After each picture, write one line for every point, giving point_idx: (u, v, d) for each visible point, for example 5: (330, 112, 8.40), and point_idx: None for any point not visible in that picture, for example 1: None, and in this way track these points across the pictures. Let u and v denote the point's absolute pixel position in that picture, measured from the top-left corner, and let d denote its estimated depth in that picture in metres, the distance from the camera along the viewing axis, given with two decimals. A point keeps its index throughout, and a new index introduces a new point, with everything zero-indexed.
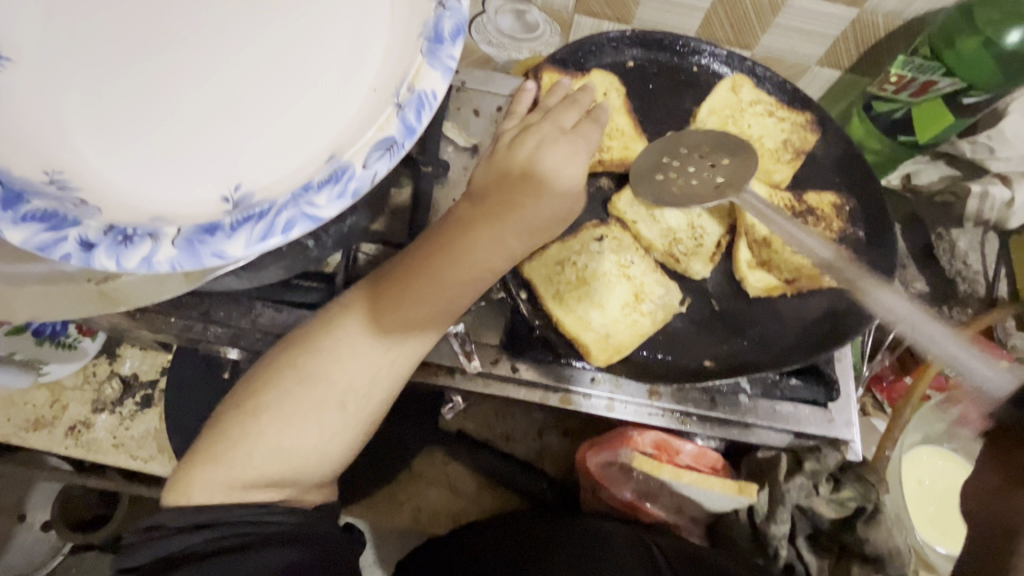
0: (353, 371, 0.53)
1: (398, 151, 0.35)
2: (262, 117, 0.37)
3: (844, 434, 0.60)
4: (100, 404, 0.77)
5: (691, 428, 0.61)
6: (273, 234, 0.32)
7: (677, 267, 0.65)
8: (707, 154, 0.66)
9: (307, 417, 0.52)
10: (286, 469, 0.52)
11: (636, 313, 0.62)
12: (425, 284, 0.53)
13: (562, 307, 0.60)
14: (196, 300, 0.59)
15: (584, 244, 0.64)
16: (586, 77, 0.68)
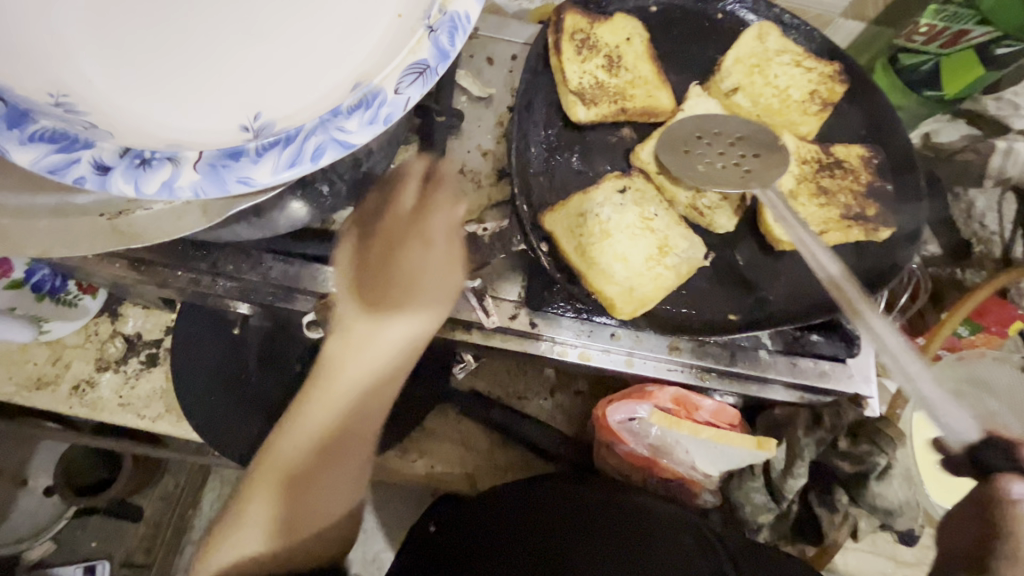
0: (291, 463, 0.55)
1: (431, 76, 0.34)
2: (278, 37, 0.34)
3: (865, 389, 0.59)
4: (103, 363, 0.75)
5: (710, 384, 0.61)
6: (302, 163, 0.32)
7: (702, 221, 0.64)
8: (742, 142, 0.64)
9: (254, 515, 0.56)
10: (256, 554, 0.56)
11: (660, 266, 0.61)
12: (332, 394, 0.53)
13: (585, 260, 0.59)
14: (205, 252, 0.58)
15: (608, 195, 0.63)
16: (611, 21, 0.67)
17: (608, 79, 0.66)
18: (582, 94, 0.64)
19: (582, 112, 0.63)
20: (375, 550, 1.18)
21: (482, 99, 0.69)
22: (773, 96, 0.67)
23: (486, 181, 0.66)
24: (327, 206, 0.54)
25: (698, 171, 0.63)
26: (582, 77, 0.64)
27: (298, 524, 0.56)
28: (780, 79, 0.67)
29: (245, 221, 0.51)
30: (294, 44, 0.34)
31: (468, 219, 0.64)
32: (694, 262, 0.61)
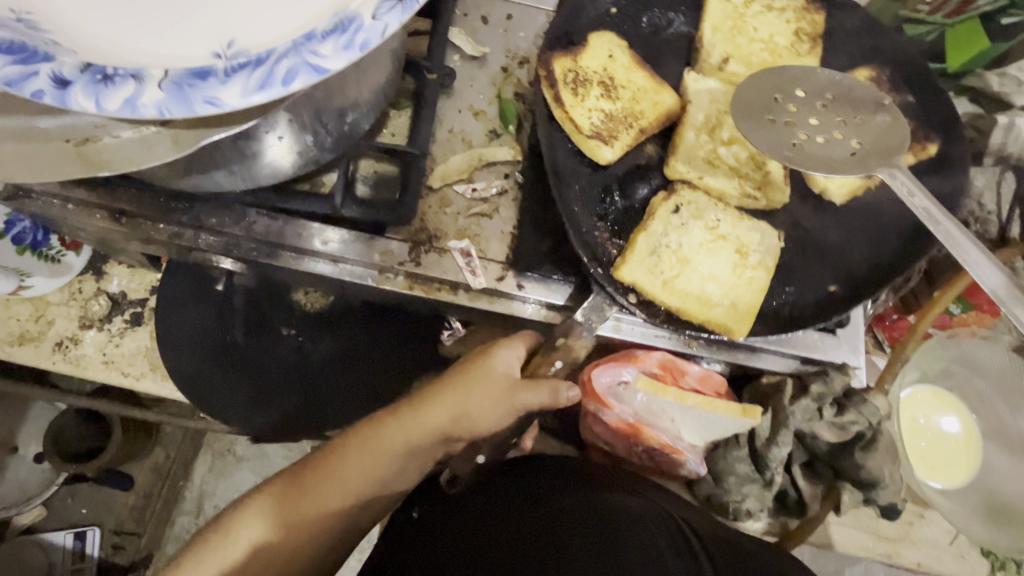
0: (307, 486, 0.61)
1: (410, 5, 0.31)
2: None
3: (851, 359, 0.59)
4: (87, 321, 0.74)
5: (697, 350, 0.61)
6: (273, 84, 0.28)
7: (761, 204, 0.61)
8: (831, 112, 0.59)
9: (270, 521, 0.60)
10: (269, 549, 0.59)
11: (749, 269, 0.58)
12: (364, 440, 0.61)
13: (680, 300, 0.57)
14: (188, 205, 0.57)
15: (665, 218, 0.59)
16: (589, 44, 0.64)
17: (617, 106, 0.62)
18: (599, 131, 0.59)
19: (614, 150, 0.59)
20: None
21: (475, 59, 0.67)
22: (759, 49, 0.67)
23: (477, 142, 0.65)
24: (309, 156, 0.53)
25: (799, 149, 0.57)
26: (591, 117, 0.60)
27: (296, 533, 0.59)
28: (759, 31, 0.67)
29: (225, 170, 0.49)
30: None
31: (457, 179, 0.62)
32: (769, 253, 0.59)
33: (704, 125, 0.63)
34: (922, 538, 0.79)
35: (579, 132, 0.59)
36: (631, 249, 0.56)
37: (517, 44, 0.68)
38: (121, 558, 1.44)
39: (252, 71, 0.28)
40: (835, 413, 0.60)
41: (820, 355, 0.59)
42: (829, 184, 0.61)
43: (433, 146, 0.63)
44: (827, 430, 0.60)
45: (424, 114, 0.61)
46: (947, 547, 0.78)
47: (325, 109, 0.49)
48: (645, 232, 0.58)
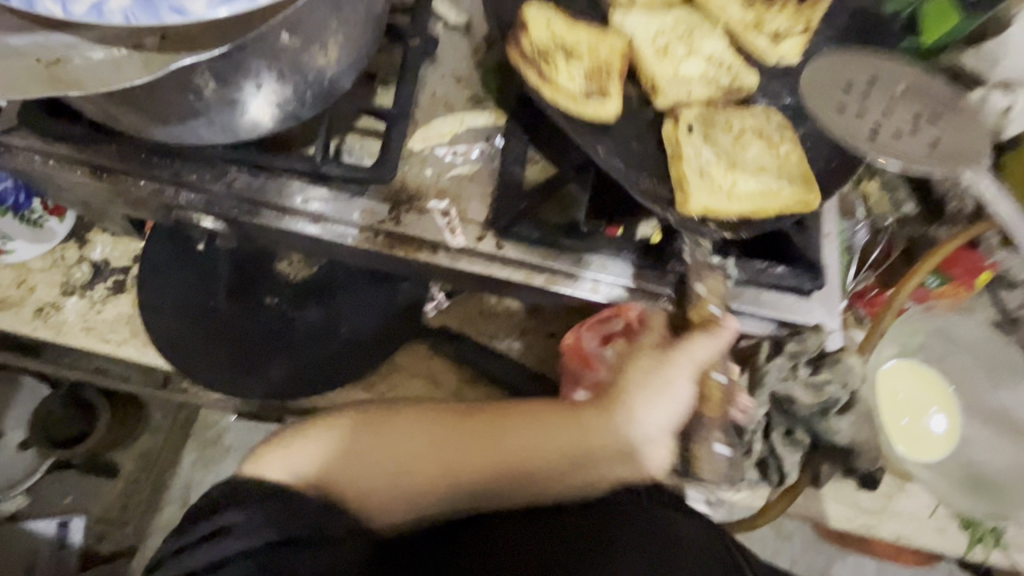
0: (409, 441, 0.58)
1: None
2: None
3: (825, 319, 0.60)
4: (69, 288, 0.74)
5: (675, 314, 0.61)
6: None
7: (740, 94, 0.64)
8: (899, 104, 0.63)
9: (363, 460, 0.57)
10: (341, 482, 0.56)
11: (780, 148, 0.60)
12: (516, 421, 0.58)
13: (742, 206, 0.57)
14: (169, 161, 0.57)
15: (675, 131, 0.59)
16: (526, 18, 0.60)
17: (586, 62, 0.61)
18: (591, 92, 0.59)
19: (614, 100, 0.59)
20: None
21: (458, 28, 0.68)
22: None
23: (459, 107, 0.65)
24: (291, 112, 0.54)
25: (891, 136, 0.60)
26: (575, 80, 0.59)
27: (363, 484, 0.57)
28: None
29: (205, 118, 0.50)
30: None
31: (438, 142, 0.63)
32: (787, 139, 0.61)
33: (661, 48, 0.63)
34: (901, 511, 0.79)
35: (581, 104, 0.58)
36: (683, 180, 0.56)
37: None
38: (105, 546, 1.43)
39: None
40: (810, 373, 0.61)
41: (797, 318, 0.60)
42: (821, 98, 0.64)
43: (416, 110, 0.64)
44: (803, 391, 0.61)
45: (406, 77, 0.62)
46: (927, 519, 0.78)
47: (305, 62, 0.50)
48: (682, 157, 0.57)
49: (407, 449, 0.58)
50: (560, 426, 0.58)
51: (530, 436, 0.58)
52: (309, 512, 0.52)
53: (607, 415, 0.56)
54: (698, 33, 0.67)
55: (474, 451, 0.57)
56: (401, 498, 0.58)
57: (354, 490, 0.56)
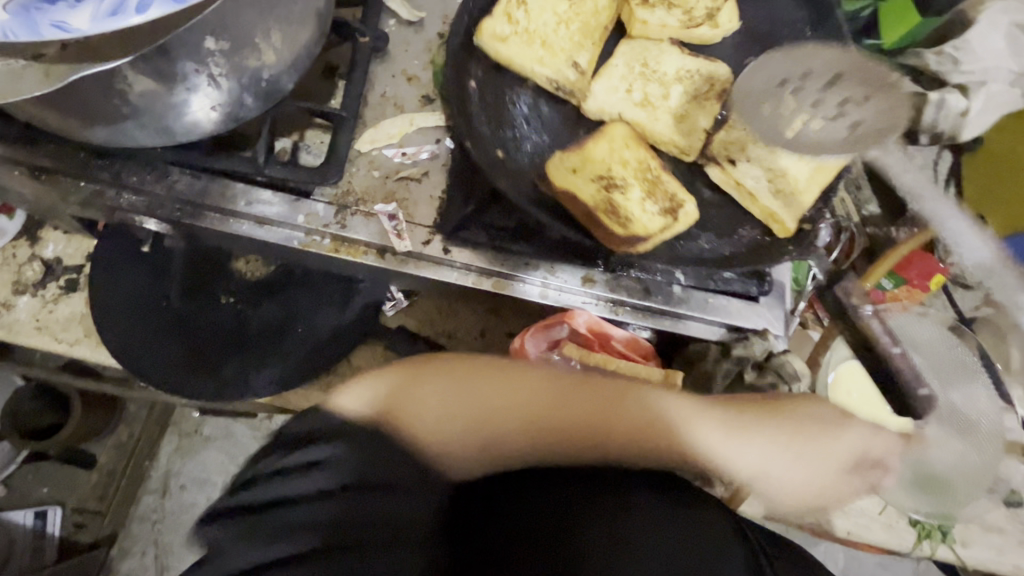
0: (519, 390, 0.54)
1: None
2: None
3: (773, 325, 0.60)
4: (20, 286, 0.73)
5: (624, 318, 0.61)
6: (125, 11, 0.28)
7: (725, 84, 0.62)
8: (832, 89, 0.60)
9: (461, 407, 0.53)
10: (469, 425, 0.53)
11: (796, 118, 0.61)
12: (608, 388, 0.55)
13: (820, 198, 0.58)
14: (108, 163, 0.57)
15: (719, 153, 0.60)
16: (552, 185, 0.57)
17: (638, 182, 0.59)
18: (667, 208, 0.57)
19: (687, 196, 0.57)
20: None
21: (411, 24, 0.67)
22: (597, 18, 0.63)
23: (410, 107, 0.64)
24: (232, 115, 0.52)
25: (794, 135, 0.61)
26: (648, 209, 0.57)
27: (489, 432, 0.53)
28: (585, 4, 0.63)
29: (135, 121, 0.48)
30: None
31: (387, 143, 0.62)
32: (801, 113, 0.61)
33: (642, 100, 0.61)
34: (852, 508, 0.81)
35: (670, 221, 0.56)
36: (772, 214, 0.57)
37: (456, 10, 0.68)
38: (83, 536, 1.40)
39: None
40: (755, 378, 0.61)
41: (743, 323, 0.60)
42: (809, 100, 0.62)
43: (365, 110, 0.63)
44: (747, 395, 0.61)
45: (354, 77, 0.61)
46: (877, 516, 0.80)
47: (239, 64, 0.48)
48: (754, 193, 0.58)
49: (493, 393, 0.54)
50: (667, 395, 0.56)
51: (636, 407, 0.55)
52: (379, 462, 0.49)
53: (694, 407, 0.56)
54: (652, 61, 0.63)
55: (583, 426, 0.55)
56: (472, 451, 0.53)
57: (444, 437, 0.52)
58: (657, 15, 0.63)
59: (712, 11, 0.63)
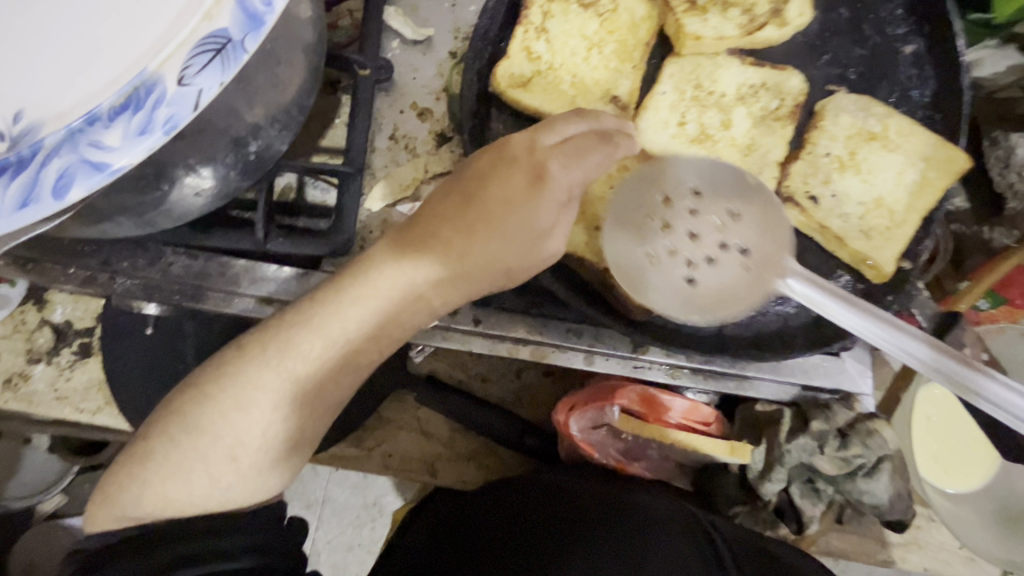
0: (248, 419, 0.42)
1: (235, 56, 0.23)
2: (65, 16, 0.25)
3: (858, 385, 0.52)
4: (35, 355, 0.70)
5: (681, 381, 0.53)
6: (40, 197, 0.21)
7: (798, 97, 0.50)
8: (706, 203, 0.47)
9: (190, 476, 0.43)
10: (187, 464, 0.43)
11: (885, 131, 0.50)
12: (430, 247, 0.42)
13: (919, 223, 0.50)
14: (95, 248, 0.51)
15: (795, 190, 0.51)
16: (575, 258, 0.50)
17: None
18: None
19: None
20: (375, 496, 1.08)
21: (418, 44, 0.57)
22: (634, 33, 0.51)
23: (423, 148, 0.56)
24: (221, 193, 0.45)
25: (727, 294, 0.45)
26: None
27: (285, 362, 0.42)
28: (618, 16, 0.51)
29: (116, 219, 0.42)
30: (82, 26, 0.25)
31: (399, 197, 0.54)
32: (891, 117, 0.50)
33: (698, 133, 0.51)
34: (929, 542, 0.73)
35: None
36: (865, 259, 0.48)
37: (469, 21, 0.57)
38: None
39: (11, 179, 0.21)
40: (838, 446, 0.53)
41: (824, 383, 0.52)
42: (842, 182, 0.51)
43: (372, 157, 0.55)
44: (827, 463, 0.53)
45: (355, 122, 0.51)
46: (956, 550, 0.73)
47: (214, 141, 0.40)
48: (843, 235, 0.49)
49: (443, 259, 0.42)
50: (459, 218, 0.42)
51: (458, 249, 0.42)
52: (193, 503, 0.44)
53: (472, 220, 0.41)
54: (709, 77, 0.51)
55: (512, 232, 0.42)
56: (184, 490, 0.43)
57: (178, 476, 0.43)
58: (712, 24, 0.49)
59: (778, 7, 0.49)
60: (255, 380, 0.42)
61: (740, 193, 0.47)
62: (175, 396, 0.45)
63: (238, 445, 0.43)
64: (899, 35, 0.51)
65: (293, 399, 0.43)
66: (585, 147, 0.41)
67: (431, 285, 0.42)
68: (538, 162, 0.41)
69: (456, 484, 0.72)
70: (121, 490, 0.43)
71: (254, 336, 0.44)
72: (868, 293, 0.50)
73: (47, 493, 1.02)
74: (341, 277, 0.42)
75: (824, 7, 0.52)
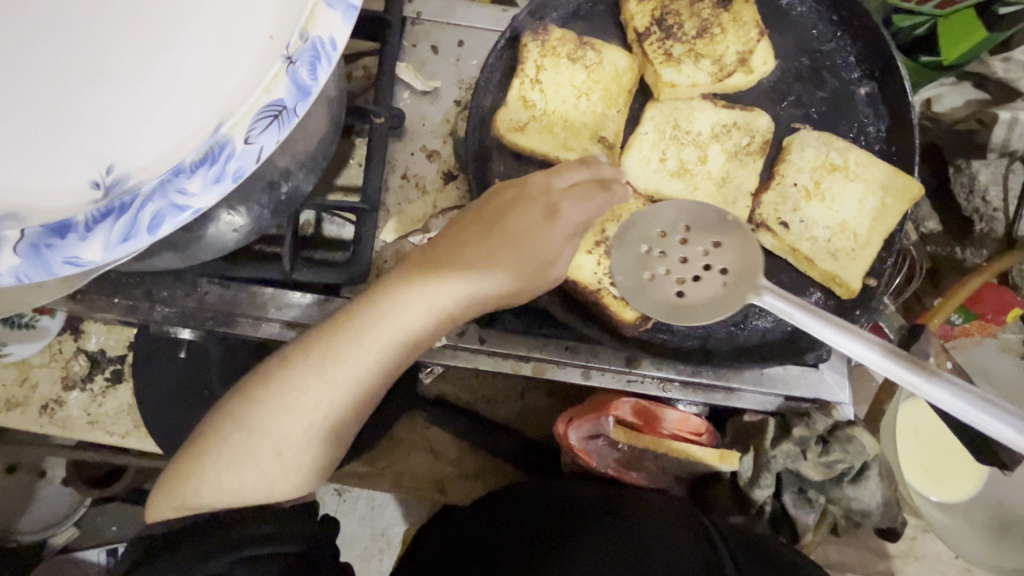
0: (296, 417, 0.46)
1: (289, 120, 0.29)
2: (134, 78, 0.30)
3: (837, 395, 0.56)
4: (70, 382, 0.75)
5: (672, 394, 0.57)
6: (137, 234, 0.28)
7: (765, 135, 0.56)
8: (695, 235, 0.53)
9: (244, 467, 0.46)
10: (242, 458, 0.46)
11: (845, 164, 0.56)
12: (451, 267, 0.47)
13: (882, 244, 0.56)
14: (138, 280, 0.56)
15: (767, 217, 0.56)
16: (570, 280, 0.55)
17: None
18: None
19: None
20: (382, 527, 1.10)
21: (427, 94, 0.64)
22: (618, 82, 0.58)
23: (432, 186, 0.62)
24: (254, 229, 0.51)
25: (708, 308, 0.49)
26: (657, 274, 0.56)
27: (320, 370, 0.46)
28: (603, 67, 0.57)
29: (163, 253, 0.47)
30: (151, 88, 0.30)
31: (411, 230, 0.60)
32: (851, 151, 0.56)
33: (677, 168, 0.57)
34: (926, 553, 0.75)
35: None
36: (834, 278, 0.54)
37: (471, 74, 0.65)
38: None
39: (115, 221, 0.28)
40: (820, 453, 0.56)
41: (803, 393, 0.56)
42: (808, 209, 0.57)
43: (386, 195, 0.61)
44: (812, 469, 0.57)
45: (371, 165, 0.58)
46: (952, 561, 0.75)
47: (252, 185, 0.46)
48: (812, 256, 0.54)
49: (465, 278, 0.47)
50: (481, 242, 0.47)
51: (479, 270, 0.47)
52: (248, 493, 0.47)
53: (492, 245, 0.47)
54: (686, 119, 0.58)
55: (526, 257, 0.47)
56: (239, 481, 0.47)
57: (233, 469, 0.46)
58: (686, 73, 0.56)
59: (745, 57, 0.56)
60: (299, 383, 0.46)
61: (730, 226, 0.52)
62: (228, 399, 0.48)
63: (285, 440, 0.46)
64: (854, 79, 0.58)
65: (337, 399, 0.46)
66: (590, 190, 0.48)
67: (452, 305, 0.47)
68: (552, 199, 0.48)
69: (464, 501, 0.76)
70: (182, 486, 0.47)
71: (298, 345, 0.48)
72: (839, 309, 0.55)
73: (59, 526, 1.04)
74: (376, 292, 0.47)
75: (785, 56, 0.58)
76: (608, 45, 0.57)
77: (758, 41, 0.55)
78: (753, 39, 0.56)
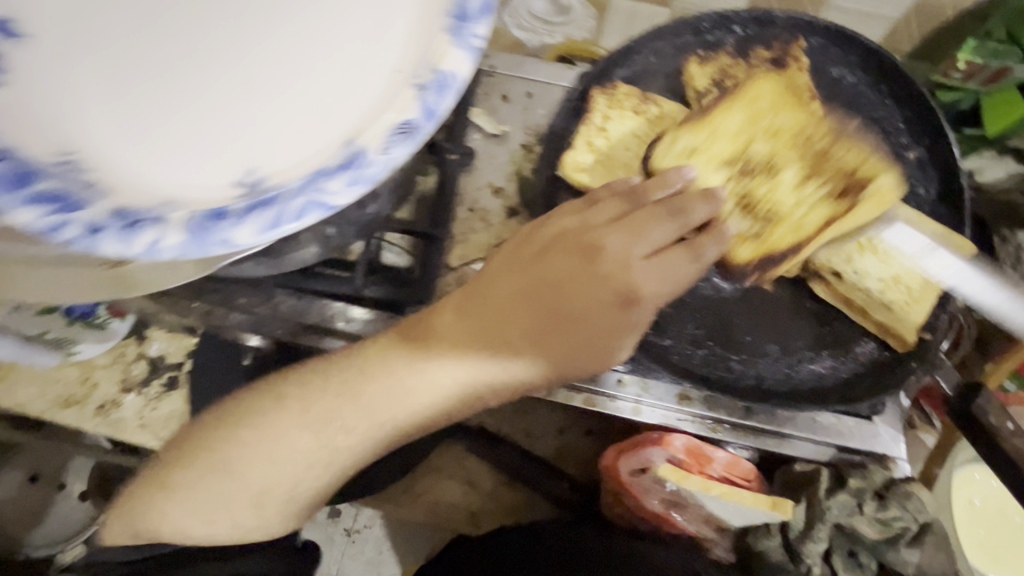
0: (279, 470, 0.49)
1: (417, 136, 0.33)
2: (283, 92, 0.36)
3: (892, 449, 0.56)
4: (128, 385, 0.78)
5: (722, 436, 0.57)
6: (283, 222, 0.31)
7: (815, 190, 0.60)
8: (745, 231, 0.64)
9: (216, 510, 0.49)
10: (209, 501, 0.49)
11: (897, 221, 0.58)
12: (499, 337, 0.49)
13: (936, 301, 0.56)
14: (216, 286, 0.59)
15: (822, 267, 0.58)
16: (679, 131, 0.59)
17: (796, 153, 0.60)
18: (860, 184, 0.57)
19: (879, 172, 0.57)
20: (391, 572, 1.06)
21: (496, 136, 0.69)
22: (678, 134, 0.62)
23: (496, 219, 0.66)
24: (337, 246, 0.55)
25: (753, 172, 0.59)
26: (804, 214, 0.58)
27: (320, 420, 0.49)
28: (665, 121, 0.62)
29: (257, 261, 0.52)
30: (297, 105, 0.36)
31: (475, 257, 0.64)
32: (902, 210, 0.59)
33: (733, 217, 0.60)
34: None
35: (845, 207, 0.57)
36: (886, 328, 0.55)
37: (538, 120, 0.70)
38: None
39: (264, 213, 0.31)
40: (877, 508, 0.55)
41: (859, 445, 0.55)
42: (859, 260, 0.58)
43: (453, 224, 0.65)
44: (868, 526, 0.55)
45: (444, 195, 0.62)
46: None
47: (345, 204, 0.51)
48: (866, 306, 0.56)
49: (501, 357, 0.49)
50: (531, 317, 0.49)
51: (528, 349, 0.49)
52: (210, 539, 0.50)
53: (542, 322, 0.48)
54: None
55: (577, 344, 0.48)
56: (211, 523, 0.49)
57: (197, 514, 0.49)
58: (743, 130, 0.60)
59: (798, 118, 0.60)
60: (282, 436, 0.49)
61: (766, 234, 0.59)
62: (200, 429, 0.51)
63: (260, 495, 0.49)
64: (903, 143, 0.61)
65: (323, 458, 0.49)
66: (662, 273, 0.49)
67: (486, 388, 0.50)
68: (614, 285, 0.49)
69: None
70: (144, 514, 0.50)
71: (292, 389, 0.50)
72: (893, 361, 0.56)
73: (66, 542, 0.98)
74: (399, 355, 0.49)
75: (837, 119, 0.62)
76: (670, 99, 0.62)
77: (810, 105, 0.60)
78: (806, 102, 0.60)
